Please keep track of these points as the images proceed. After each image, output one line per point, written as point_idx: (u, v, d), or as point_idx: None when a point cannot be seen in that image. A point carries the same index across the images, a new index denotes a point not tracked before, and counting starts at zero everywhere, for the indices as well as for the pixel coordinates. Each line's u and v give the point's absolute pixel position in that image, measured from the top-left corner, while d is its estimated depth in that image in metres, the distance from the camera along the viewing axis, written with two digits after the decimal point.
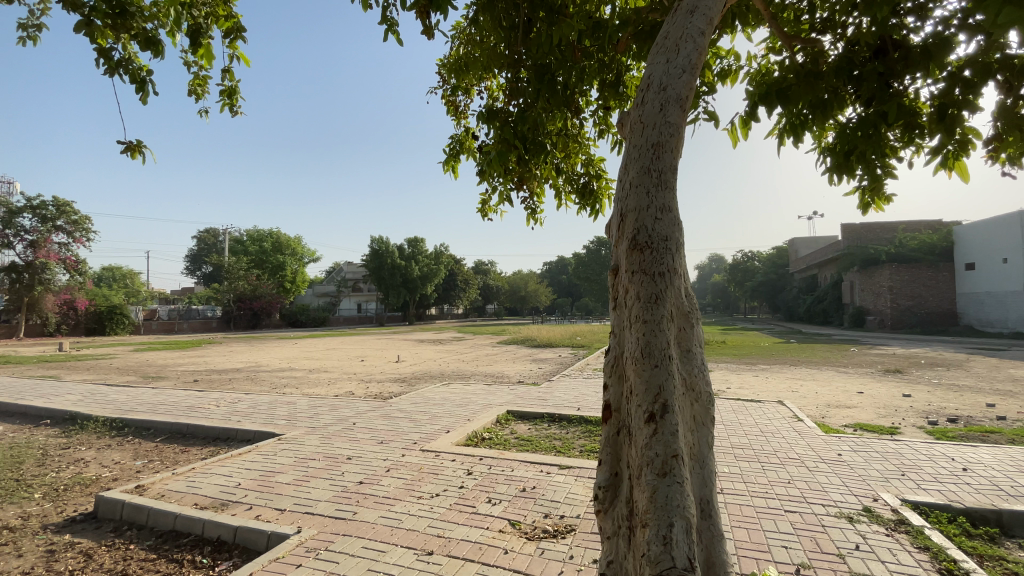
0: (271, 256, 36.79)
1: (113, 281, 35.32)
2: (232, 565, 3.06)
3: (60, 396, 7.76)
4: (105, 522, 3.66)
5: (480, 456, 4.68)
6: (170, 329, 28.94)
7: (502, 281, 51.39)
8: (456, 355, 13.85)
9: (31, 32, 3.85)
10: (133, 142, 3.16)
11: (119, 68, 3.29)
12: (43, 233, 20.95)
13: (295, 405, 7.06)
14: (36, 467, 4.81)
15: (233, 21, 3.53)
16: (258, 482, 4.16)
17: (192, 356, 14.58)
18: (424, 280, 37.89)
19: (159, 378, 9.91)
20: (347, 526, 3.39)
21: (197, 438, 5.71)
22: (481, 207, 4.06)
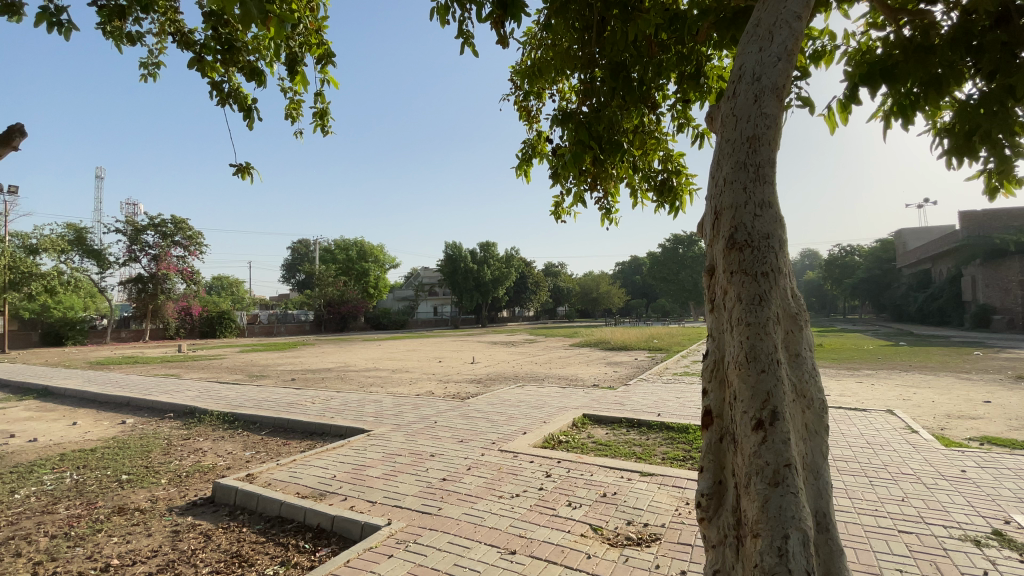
0: (356, 263, 39.23)
1: (222, 289, 39.38)
2: (330, 551, 3.30)
3: (182, 392, 8.79)
4: (221, 507, 4.09)
5: (558, 459, 4.68)
6: (269, 332, 31.79)
7: (573, 283, 51.00)
8: (530, 357, 13.96)
9: (154, 72, 4.41)
10: (242, 164, 3.54)
11: (229, 98, 3.68)
12: (163, 248, 23.79)
13: (380, 404, 7.47)
14: (164, 455, 5.49)
15: (324, 48, 3.81)
16: (350, 475, 4.45)
17: (289, 357, 15.92)
18: (496, 283, 38.52)
19: (262, 377, 10.92)
20: (433, 520, 3.54)
21: (296, 433, 6.23)
22: (554, 210, 4.07)
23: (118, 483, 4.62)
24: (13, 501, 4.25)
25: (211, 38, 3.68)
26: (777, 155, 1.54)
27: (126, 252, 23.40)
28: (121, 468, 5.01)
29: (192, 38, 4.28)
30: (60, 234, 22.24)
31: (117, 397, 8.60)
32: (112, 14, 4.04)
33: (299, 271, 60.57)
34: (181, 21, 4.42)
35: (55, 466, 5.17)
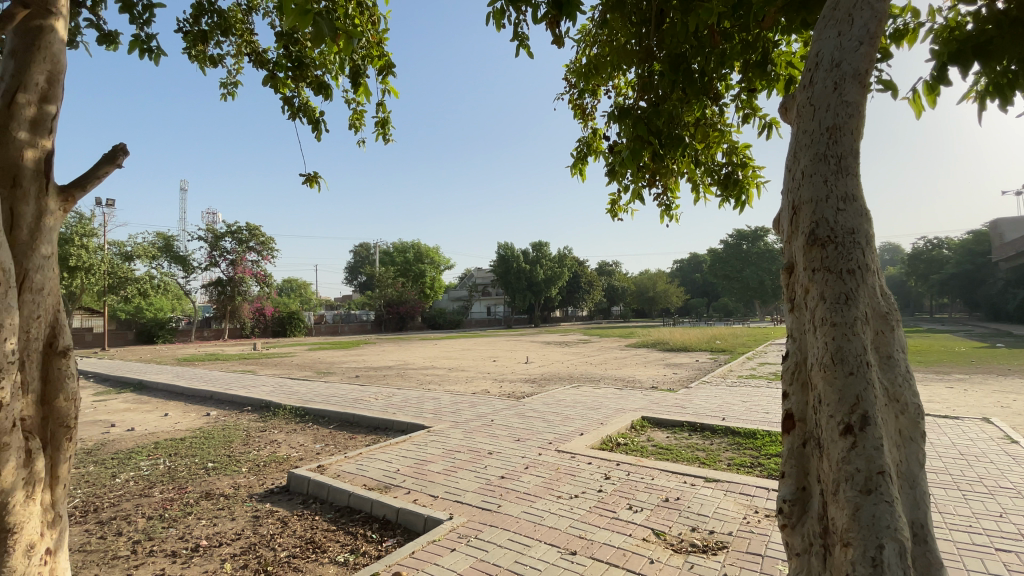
0: (413, 265, 40.52)
1: (291, 291, 41.86)
2: (396, 542, 3.43)
3: (258, 387, 9.44)
4: (295, 495, 4.36)
5: (617, 461, 4.62)
6: (334, 331, 33.45)
7: (628, 282, 50.07)
8: (585, 357, 13.84)
9: (232, 91, 4.77)
10: (311, 173, 3.76)
11: (299, 112, 3.92)
12: (240, 253, 25.63)
13: (439, 401, 7.67)
14: (244, 445, 5.92)
15: (385, 60, 3.94)
16: (413, 469, 4.60)
17: (352, 355, 16.70)
18: (549, 283, 38.46)
19: (329, 374, 11.53)
20: (493, 517, 3.59)
21: (361, 427, 6.53)
22: (611, 207, 4.02)
23: (205, 470, 5.04)
24: (118, 483, 4.73)
25: (283, 56, 3.94)
26: (860, 145, 1.45)
27: (207, 257, 25.38)
28: (207, 456, 5.46)
29: (266, 56, 4.59)
30: (151, 243, 24.50)
31: (202, 391, 9.37)
32: (196, 39, 4.41)
33: (360, 273, 63.27)
34: (255, 42, 4.76)
35: (152, 452, 5.71)
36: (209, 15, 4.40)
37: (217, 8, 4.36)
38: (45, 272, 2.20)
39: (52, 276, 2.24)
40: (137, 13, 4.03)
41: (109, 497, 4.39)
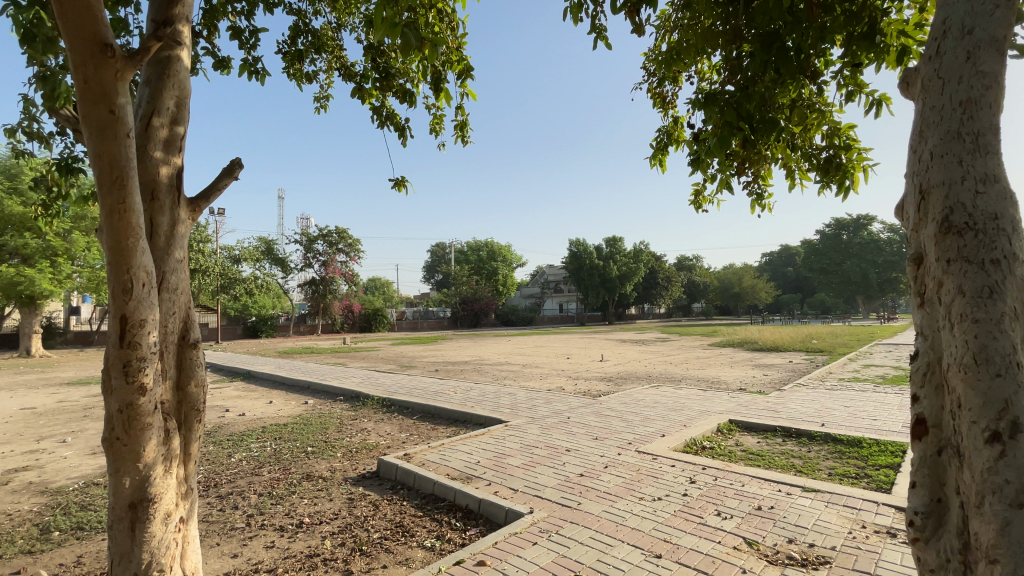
0: (487, 263, 41.46)
1: (374, 289, 44.41)
2: (479, 532, 3.54)
3: (348, 379, 10.14)
4: (385, 480, 4.62)
5: (703, 465, 4.42)
6: (414, 327, 35.05)
7: (709, 277, 47.67)
8: (664, 356, 13.38)
9: (324, 103, 5.15)
10: (398, 176, 3.96)
11: (385, 120, 4.15)
12: (330, 254, 27.60)
13: (516, 396, 7.78)
14: (337, 432, 6.38)
15: (464, 63, 4.04)
16: (493, 462, 4.71)
17: (432, 349, 17.41)
18: (624, 279, 37.60)
19: (411, 367, 12.11)
20: (573, 514, 3.59)
21: (442, 419, 6.80)
22: (694, 198, 3.85)
23: (305, 454, 5.50)
24: (234, 462, 5.30)
25: (371, 69, 4.19)
26: (1002, 118, 1.28)
27: (303, 259, 27.61)
28: (306, 441, 5.95)
29: (353, 70, 4.90)
30: (255, 246, 27.08)
31: (300, 381, 10.23)
32: (293, 58, 4.81)
33: (437, 271, 65.66)
34: (344, 57, 5.09)
35: (260, 436, 6.33)
36: (305, 36, 4.78)
37: (312, 28, 4.73)
38: (179, 273, 2.51)
39: (185, 276, 2.55)
40: (245, 38, 4.47)
41: (227, 474, 4.94)
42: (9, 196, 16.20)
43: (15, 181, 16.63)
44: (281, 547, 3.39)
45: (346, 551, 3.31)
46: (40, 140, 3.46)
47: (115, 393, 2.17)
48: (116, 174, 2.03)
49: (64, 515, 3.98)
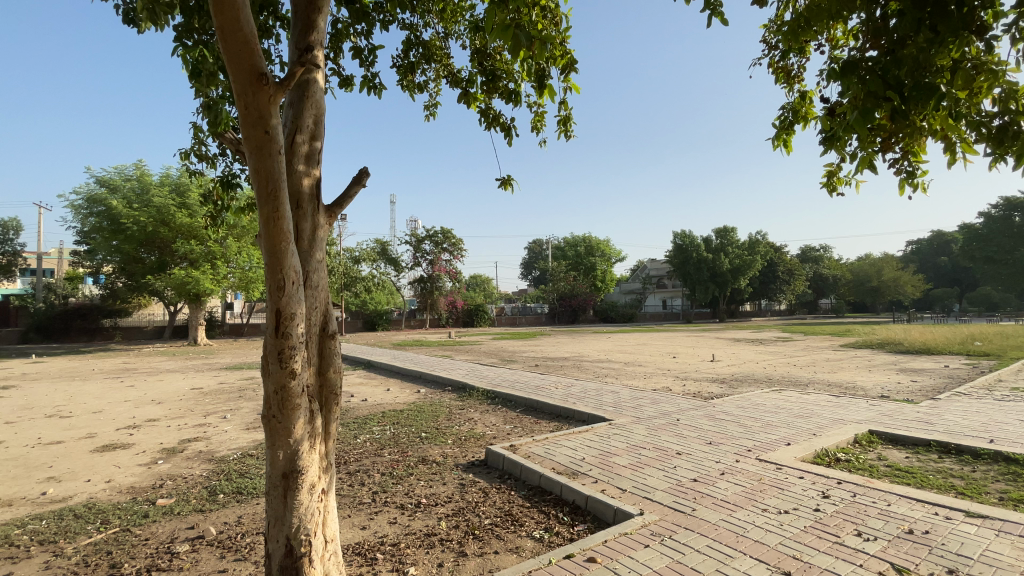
0: (586, 259, 41.16)
1: (476, 285, 46.16)
2: (588, 529, 3.52)
3: (455, 370, 10.67)
4: (493, 469, 4.80)
5: (838, 480, 3.97)
6: (513, 323, 35.94)
7: (839, 271, 42.51)
8: (784, 357, 12.23)
9: (433, 111, 5.43)
10: (504, 176, 4.07)
11: (492, 121, 4.27)
12: (436, 253, 29.26)
13: (619, 395, 7.62)
14: (447, 420, 6.75)
15: (567, 59, 4.01)
16: (599, 460, 4.66)
17: (531, 345, 17.70)
18: (734, 273, 35.02)
19: (512, 362, 12.42)
20: (688, 520, 3.43)
21: (545, 413, 6.88)
22: (827, 181, 3.47)
23: (419, 439, 5.89)
24: (358, 442, 5.84)
25: (478, 73, 4.34)
26: None
27: (411, 258, 29.57)
28: (420, 427, 6.37)
29: (460, 76, 5.11)
30: (371, 248, 29.58)
31: (412, 371, 10.98)
32: (406, 70, 5.15)
33: (534, 267, 66.42)
34: (451, 64, 5.31)
35: (380, 420, 6.90)
36: (416, 48, 5.08)
37: (422, 40, 5.01)
38: (320, 272, 2.81)
39: (325, 275, 2.86)
40: (365, 57, 4.86)
41: (353, 453, 5.45)
42: (182, 210, 19.37)
43: (186, 197, 19.84)
44: (402, 524, 3.67)
45: (460, 533, 3.49)
46: (208, 160, 4.09)
47: (272, 376, 2.50)
48: (271, 187, 2.33)
49: (227, 480, 4.68)
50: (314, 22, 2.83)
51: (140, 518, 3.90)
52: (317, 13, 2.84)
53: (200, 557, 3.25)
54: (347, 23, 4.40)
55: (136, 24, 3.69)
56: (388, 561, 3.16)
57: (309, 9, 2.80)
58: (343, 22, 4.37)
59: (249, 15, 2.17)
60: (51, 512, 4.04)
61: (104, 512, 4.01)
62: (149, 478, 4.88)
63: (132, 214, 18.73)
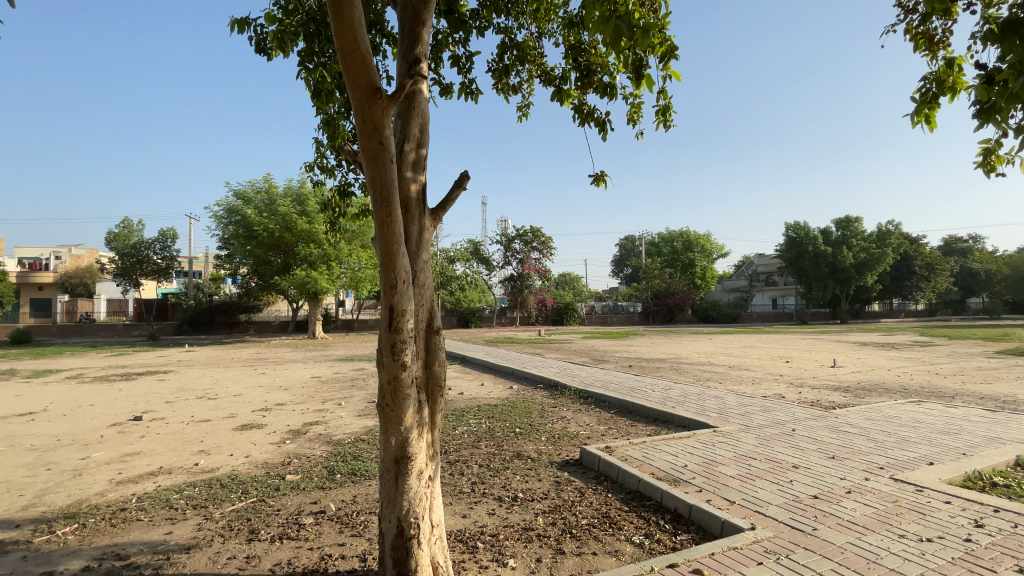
0: (683, 255, 39.24)
1: (566, 283, 45.94)
2: (692, 539, 3.36)
3: (547, 368, 10.71)
4: (588, 469, 4.75)
5: (996, 508, 3.39)
6: (604, 322, 35.35)
7: (997, 265, 36.14)
8: (923, 365, 10.67)
9: (526, 111, 5.49)
10: (598, 172, 3.99)
11: (587, 117, 4.21)
12: (525, 252, 29.71)
13: (724, 400, 7.15)
14: (541, 417, 6.80)
15: (666, 46, 3.82)
16: (703, 469, 4.41)
17: (625, 344, 17.25)
18: (857, 269, 31.34)
19: (605, 361, 12.18)
20: (807, 539, 3.13)
21: (641, 416, 6.67)
22: (982, 162, 2.99)
23: (514, 434, 6.00)
24: (457, 434, 6.10)
25: (571, 69, 4.30)
26: None
27: (503, 257, 30.25)
28: (514, 423, 6.48)
29: (553, 75, 5.11)
30: (464, 248, 30.73)
31: (506, 367, 11.23)
32: (501, 73, 5.26)
33: (627, 265, 64.43)
34: (544, 64, 5.33)
35: (476, 413, 7.13)
36: (510, 51, 5.17)
37: (517, 42, 5.08)
38: (426, 272, 2.97)
39: (430, 274, 3.01)
40: (462, 64, 5.04)
41: (453, 444, 5.70)
42: (302, 217, 21.58)
43: (305, 206, 22.07)
44: (500, 516, 3.77)
45: (558, 531, 3.50)
46: (327, 172, 4.50)
47: (386, 367, 2.69)
48: (384, 193, 2.50)
49: (343, 462, 5.14)
50: (419, 36, 2.98)
51: (272, 491, 4.41)
52: (422, 26, 2.99)
53: (322, 530, 3.60)
54: (447, 33, 4.59)
55: (267, 53, 4.15)
56: (488, 550, 3.26)
57: (414, 23, 2.96)
58: (443, 32, 4.57)
59: (365, 35, 2.35)
60: (203, 480, 4.71)
61: (244, 483, 4.59)
62: (278, 455, 5.50)
63: (262, 222, 21.25)
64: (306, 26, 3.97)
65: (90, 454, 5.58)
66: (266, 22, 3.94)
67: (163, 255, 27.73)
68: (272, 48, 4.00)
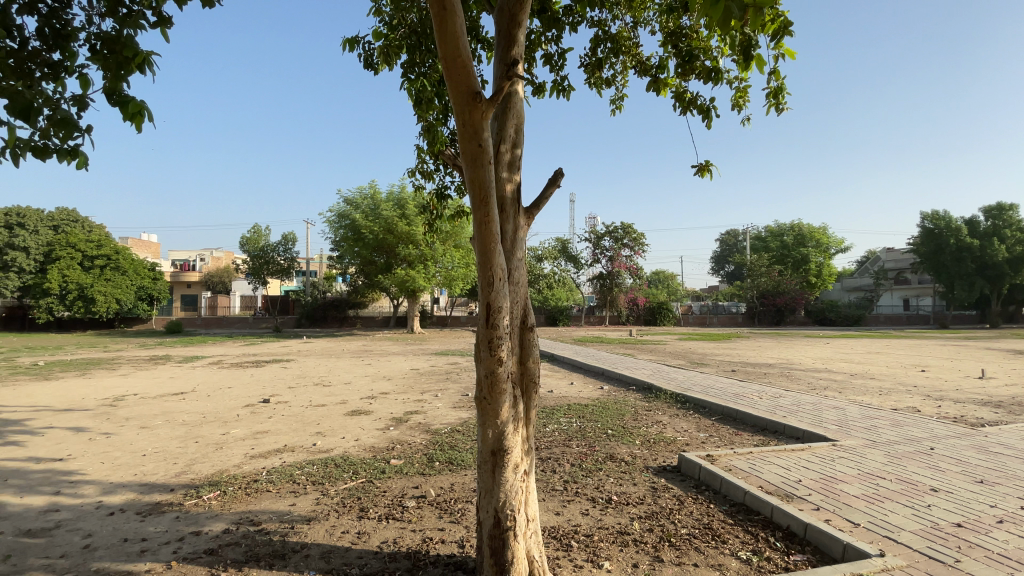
0: (793, 251, 36.00)
1: (660, 281, 44.13)
2: (806, 561, 3.06)
3: (640, 370, 10.39)
4: (687, 477, 4.52)
5: None
6: (702, 323, 33.45)
7: None
8: None
9: (619, 104, 5.34)
10: (702, 162, 3.77)
11: (689, 105, 4.00)
12: (616, 250, 29.05)
13: (844, 412, 6.43)
14: (634, 420, 6.61)
15: (779, 22, 3.50)
16: (821, 485, 4.00)
17: (726, 347, 16.19)
18: (1017, 265, 26.55)
19: (704, 365, 11.52)
20: (950, 573, 2.71)
21: (747, 425, 6.22)
22: None
23: (606, 435, 5.89)
24: (548, 431, 6.13)
25: (669, 57, 4.11)
26: None
27: (593, 255, 29.85)
28: (607, 424, 6.36)
29: (649, 63, 4.92)
30: (553, 246, 30.80)
31: (597, 366, 11.06)
32: (594, 67, 5.18)
33: (729, 262, 60.22)
34: (639, 53, 5.15)
35: (567, 412, 7.11)
36: (604, 44, 5.07)
37: (610, 34, 4.96)
38: (521, 270, 3.01)
39: (525, 272, 3.05)
40: (554, 62, 5.04)
41: (544, 441, 5.74)
42: (402, 220, 23.03)
43: (405, 210, 23.51)
44: (594, 517, 3.72)
45: (655, 538, 3.37)
46: (428, 176, 4.75)
47: (483, 362, 2.77)
48: (483, 194, 2.57)
49: (441, 451, 5.41)
50: (514, 37, 3.02)
51: (378, 473, 4.75)
52: (517, 27, 3.03)
53: (423, 513, 3.81)
54: (539, 32, 4.62)
55: (375, 68, 4.47)
56: (582, 550, 3.24)
57: (510, 26, 3.01)
58: (536, 32, 4.60)
59: (465, 42, 2.43)
60: (320, 459, 5.21)
61: (354, 465, 5.00)
62: (383, 441, 5.92)
63: (367, 225, 23.03)
64: (409, 39, 4.21)
65: (229, 431, 6.42)
66: (373, 38, 4.24)
67: (285, 257, 31.11)
68: (379, 63, 4.30)
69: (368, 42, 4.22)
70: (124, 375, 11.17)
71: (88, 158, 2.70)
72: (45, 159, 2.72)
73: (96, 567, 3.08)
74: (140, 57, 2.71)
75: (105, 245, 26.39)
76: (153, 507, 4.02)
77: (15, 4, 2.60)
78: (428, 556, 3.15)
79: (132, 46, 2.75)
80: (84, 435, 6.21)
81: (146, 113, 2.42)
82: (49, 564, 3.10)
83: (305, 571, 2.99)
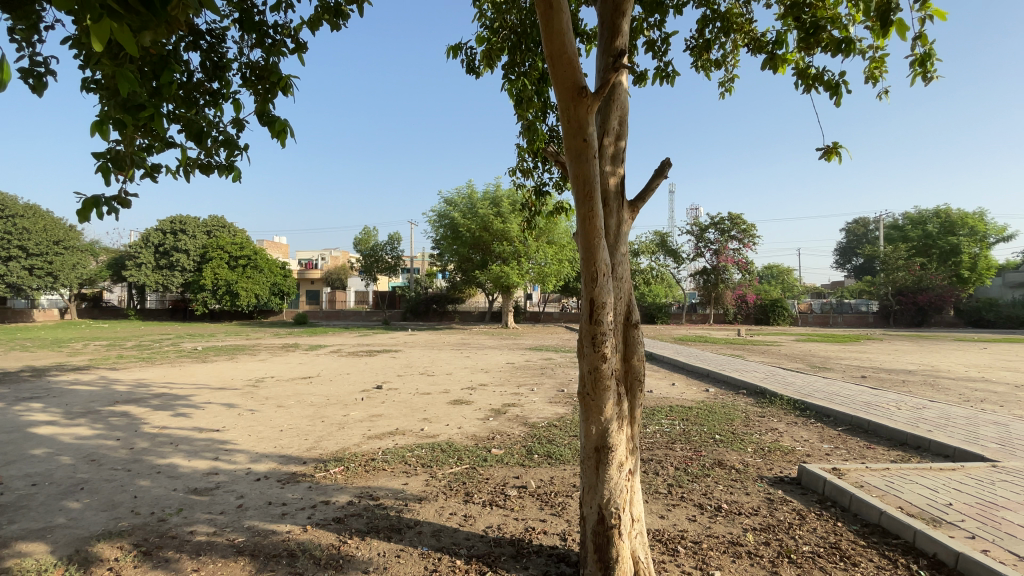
0: (939, 240, 31.23)
1: (774, 276, 40.29)
2: None
3: (751, 373, 9.65)
4: (809, 491, 4.13)
5: None
6: (825, 322, 30.15)
7: None
8: None
9: (729, 86, 4.98)
10: (828, 145, 3.39)
11: (815, 82, 3.61)
12: (722, 243, 27.29)
13: (1009, 428, 5.47)
14: (745, 426, 6.16)
15: None
16: (977, 511, 3.44)
17: (854, 350, 14.43)
18: None
19: (827, 369, 10.40)
20: None
21: (882, 438, 5.53)
22: None
23: (714, 440, 5.57)
24: (649, 432, 5.94)
25: (789, 30, 3.75)
26: None
27: (695, 248, 28.30)
28: (714, 429, 6.01)
29: (766, 39, 4.52)
30: (651, 240, 29.84)
31: (701, 368, 10.51)
32: (700, 50, 4.89)
33: (857, 254, 53.06)
34: (753, 29, 4.76)
35: (668, 414, 6.83)
36: (713, 24, 4.75)
37: (720, 12, 4.64)
38: (624, 265, 2.93)
39: (628, 268, 2.97)
40: (657, 48, 4.83)
41: (645, 442, 5.59)
42: (497, 218, 23.63)
43: (500, 207, 24.14)
44: (702, 524, 3.55)
45: (773, 552, 3.14)
46: (527, 174, 4.82)
47: (586, 358, 2.76)
48: (587, 188, 2.54)
49: (540, 444, 5.48)
50: (618, 27, 2.94)
51: (481, 460, 4.97)
52: (621, 17, 2.95)
53: (525, 503, 3.90)
54: (641, 18, 4.46)
55: (477, 72, 4.66)
56: (691, 557, 3.11)
57: (614, 15, 2.92)
58: (638, 19, 4.45)
59: (571, 38, 2.40)
60: (428, 444, 5.56)
61: (458, 451, 5.27)
62: (483, 430, 6.16)
63: (465, 223, 23.98)
64: (510, 40, 4.32)
65: (348, 413, 7.08)
66: (476, 43, 4.43)
67: (392, 255, 33.42)
68: (482, 67, 4.47)
69: (472, 48, 4.42)
70: (263, 360, 12.76)
71: (242, 172, 3.12)
72: (208, 174, 3.19)
73: (248, 524, 3.58)
74: (283, 81, 3.06)
75: (246, 246, 30.35)
76: (290, 477, 4.58)
77: (184, 42, 3.08)
78: (532, 546, 3.23)
79: (275, 72, 3.13)
80: (234, 410, 7.24)
81: (289, 129, 2.72)
82: (212, 518, 3.68)
83: (419, 546, 3.22)
